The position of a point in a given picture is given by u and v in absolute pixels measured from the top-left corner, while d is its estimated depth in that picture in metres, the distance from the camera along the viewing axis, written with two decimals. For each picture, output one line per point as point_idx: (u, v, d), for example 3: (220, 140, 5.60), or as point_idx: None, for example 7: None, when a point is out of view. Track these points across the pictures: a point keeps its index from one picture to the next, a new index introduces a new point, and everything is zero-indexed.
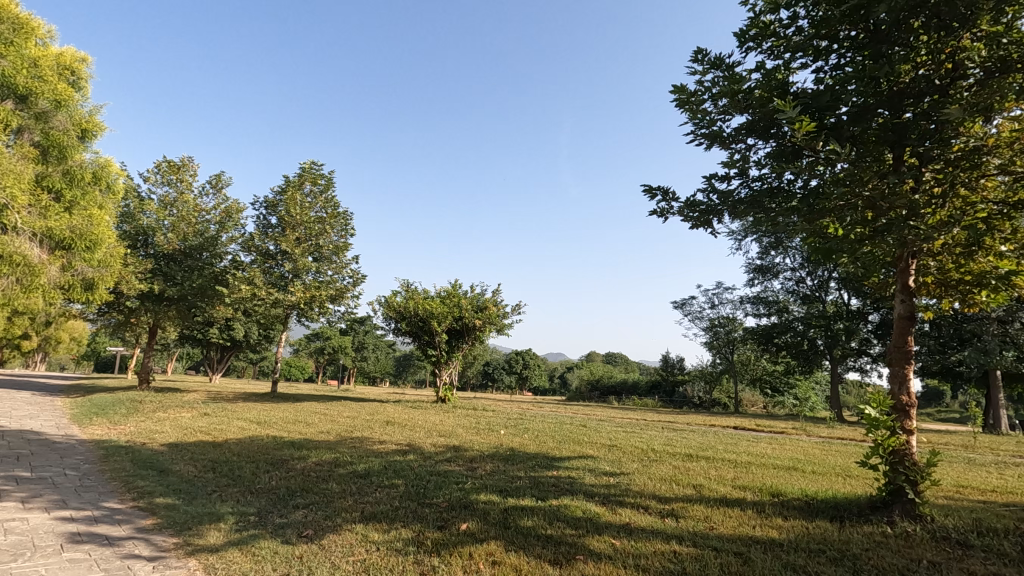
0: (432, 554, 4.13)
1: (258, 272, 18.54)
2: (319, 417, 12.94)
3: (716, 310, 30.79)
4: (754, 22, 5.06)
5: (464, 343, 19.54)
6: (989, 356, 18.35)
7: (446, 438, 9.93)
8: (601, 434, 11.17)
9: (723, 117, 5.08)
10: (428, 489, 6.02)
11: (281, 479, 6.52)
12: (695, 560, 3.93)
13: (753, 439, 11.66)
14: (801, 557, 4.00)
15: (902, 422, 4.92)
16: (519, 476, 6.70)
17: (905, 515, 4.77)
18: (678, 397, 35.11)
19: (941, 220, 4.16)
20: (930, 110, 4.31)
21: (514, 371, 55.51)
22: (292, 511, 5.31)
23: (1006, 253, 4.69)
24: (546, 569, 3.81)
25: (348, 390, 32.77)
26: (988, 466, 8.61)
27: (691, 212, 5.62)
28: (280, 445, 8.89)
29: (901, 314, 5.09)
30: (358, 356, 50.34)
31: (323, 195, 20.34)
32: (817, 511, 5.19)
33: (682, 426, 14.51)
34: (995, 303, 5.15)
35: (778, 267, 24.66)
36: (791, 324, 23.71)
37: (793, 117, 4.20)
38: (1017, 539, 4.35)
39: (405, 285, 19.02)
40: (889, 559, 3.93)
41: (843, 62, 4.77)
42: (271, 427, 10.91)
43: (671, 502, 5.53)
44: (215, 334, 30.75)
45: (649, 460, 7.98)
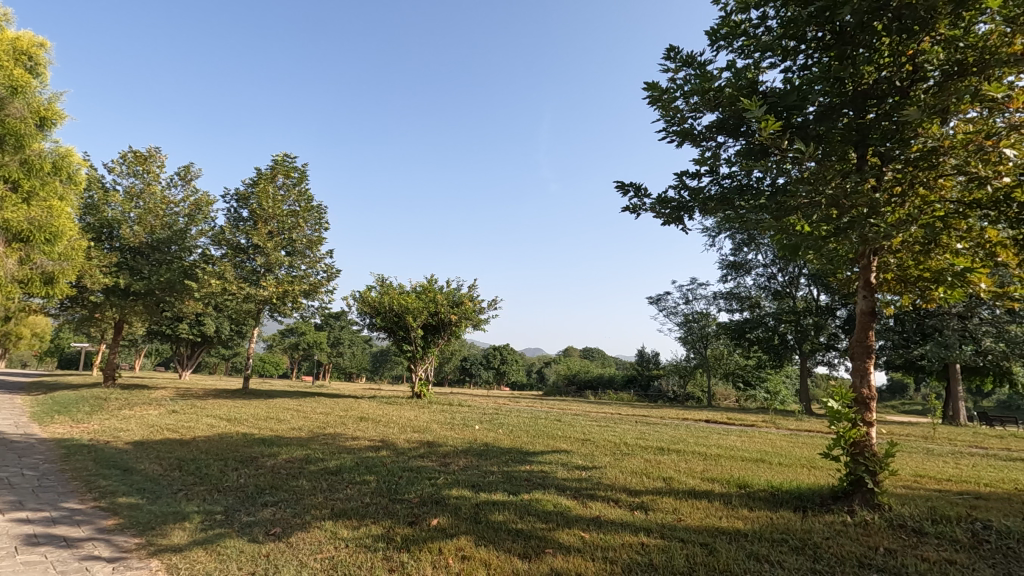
0: (401, 550, 4.12)
1: (228, 266, 18.18)
2: (292, 414, 12.78)
3: (690, 305, 31.30)
4: (725, 21, 5.12)
5: (440, 338, 19.52)
6: (949, 349, 18.77)
7: (420, 434, 9.90)
8: (575, 429, 11.23)
9: (694, 114, 5.14)
10: (400, 486, 5.99)
11: (250, 477, 6.41)
12: (662, 552, 3.99)
13: (724, 432, 11.87)
14: (764, 547, 4.10)
15: (862, 414, 5.06)
16: (492, 471, 6.72)
17: (865, 504, 4.93)
18: (654, 391, 35.52)
19: (900, 219, 4.28)
20: (891, 111, 4.42)
21: (492, 366, 55.81)
22: (260, 509, 5.22)
23: (962, 251, 4.84)
24: (515, 563, 3.83)
25: (327, 390, 25.29)
26: (945, 456, 8.93)
27: (663, 209, 5.69)
28: (250, 443, 8.73)
29: (863, 309, 5.22)
30: (333, 352, 49.83)
31: (297, 187, 20.00)
32: (781, 502, 5.32)
33: (656, 421, 14.71)
34: (951, 299, 5.35)
35: (750, 264, 25.11)
36: (762, 320, 24.19)
37: (759, 116, 4.27)
38: (968, 526, 4.52)
39: (380, 280, 18.88)
40: (848, 547, 4.06)
41: (810, 63, 4.87)
42: (242, 425, 10.72)
43: (641, 495, 5.61)
44: (185, 329, 30.02)
45: (621, 454, 8.07)
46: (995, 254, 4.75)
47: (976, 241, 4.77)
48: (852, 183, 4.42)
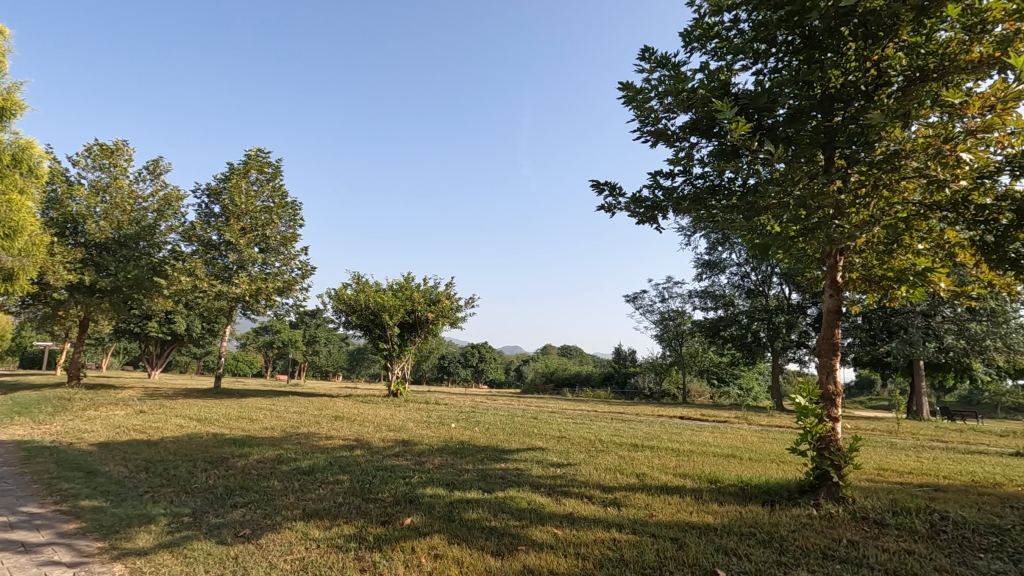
0: (373, 550, 4.08)
1: (199, 263, 17.84)
2: (265, 413, 12.57)
3: (666, 304, 31.68)
4: (698, 23, 5.19)
5: (417, 336, 19.42)
6: (913, 346, 19.40)
7: (396, 432, 9.83)
8: (551, 426, 11.27)
9: (668, 115, 5.20)
10: (374, 485, 5.94)
11: (220, 478, 6.30)
12: (633, 547, 4.05)
13: (696, 428, 12.09)
14: (732, 540, 4.18)
15: (828, 410, 5.19)
16: (467, 469, 6.73)
17: (830, 497, 5.06)
18: (630, 387, 35.87)
19: (864, 220, 4.40)
20: (857, 114, 4.52)
21: (470, 364, 55.80)
22: (230, 510, 5.13)
23: (923, 252, 5.01)
24: (487, 560, 3.83)
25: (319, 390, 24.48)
26: (908, 450, 9.23)
27: (637, 208, 5.74)
28: (221, 443, 8.57)
29: (830, 308, 5.36)
30: (309, 350, 49.19)
31: (270, 183, 19.66)
32: (750, 496, 5.43)
33: (631, 418, 14.85)
34: (913, 298, 5.53)
35: (725, 263, 25.51)
36: (736, 317, 24.63)
37: (730, 118, 4.36)
38: (927, 517, 4.68)
39: (356, 277, 18.68)
40: (813, 539, 4.16)
41: (780, 66, 4.95)
42: (212, 425, 10.51)
43: (615, 491, 5.68)
44: (154, 328, 29.29)
45: (596, 451, 8.14)
46: (954, 254, 4.93)
47: (936, 241, 4.93)
48: (820, 184, 4.53)
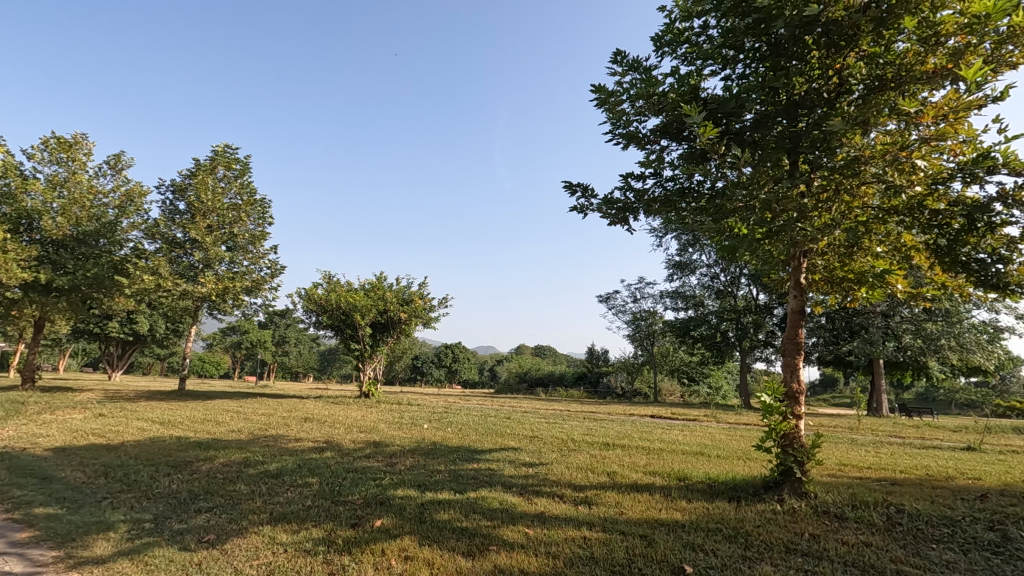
0: (342, 553, 4.03)
1: (163, 262, 17.39)
2: (232, 415, 12.26)
3: (638, 304, 32.06)
4: (669, 28, 5.28)
5: (390, 337, 19.24)
6: (874, 346, 20.09)
7: (367, 434, 9.73)
8: (524, 426, 11.30)
9: (639, 118, 5.27)
10: (344, 487, 5.86)
11: (183, 482, 6.12)
12: (603, 544, 4.10)
13: (666, 426, 12.29)
14: (699, 536, 4.27)
15: (792, 407, 5.34)
16: (439, 470, 6.70)
17: (793, 493, 5.21)
18: (602, 386, 36.17)
19: (825, 223, 4.54)
20: (820, 121, 4.66)
21: (444, 364, 55.53)
22: (193, 516, 5.00)
23: (882, 254, 5.21)
24: (458, 561, 3.82)
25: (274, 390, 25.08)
26: (867, 445, 9.58)
27: (609, 210, 5.80)
28: (185, 447, 8.34)
29: (794, 308, 5.51)
30: (278, 350, 48.20)
31: (238, 180, 19.26)
32: (717, 493, 5.55)
33: (603, 417, 15.01)
34: (872, 299, 5.73)
35: (695, 264, 25.93)
36: (706, 317, 25.10)
37: (698, 122, 4.46)
38: (884, 510, 4.85)
39: (327, 277, 18.39)
40: (777, 534, 4.28)
41: (747, 72, 5.07)
42: (176, 428, 10.22)
43: (585, 489, 5.73)
44: (115, 328, 28.30)
45: (568, 450, 8.21)
46: (910, 257, 5.12)
47: (893, 244, 5.13)
48: (784, 188, 4.66)
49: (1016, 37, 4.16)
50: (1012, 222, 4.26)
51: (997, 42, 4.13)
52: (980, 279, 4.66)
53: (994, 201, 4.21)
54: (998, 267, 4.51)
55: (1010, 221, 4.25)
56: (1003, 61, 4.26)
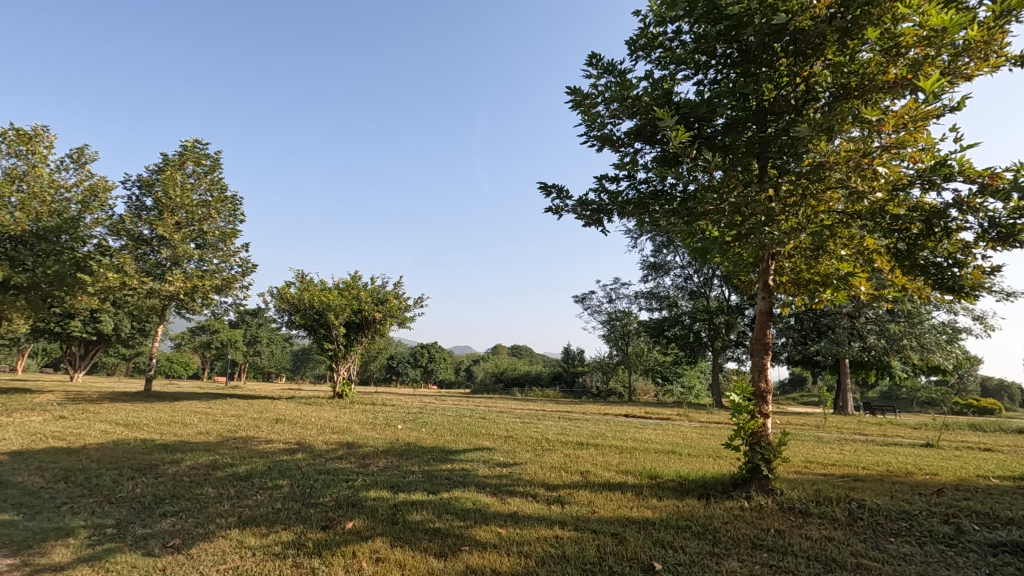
0: (312, 555, 3.99)
1: (128, 259, 16.96)
2: (200, 417, 11.98)
3: (614, 304, 32.40)
4: (643, 32, 5.35)
5: (364, 336, 19.06)
6: (840, 346, 20.69)
7: (340, 434, 9.63)
8: (499, 426, 11.32)
9: (614, 120, 5.32)
10: (315, 489, 5.79)
11: (148, 486, 5.97)
12: (575, 543, 4.13)
13: (640, 425, 12.44)
14: (669, 534, 4.34)
15: (759, 406, 5.46)
16: (413, 471, 6.66)
17: (760, 490, 5.33)
18: (578, 386, 36.38)
19: (792, 226, 4.65)
20: (788, 127, 4.77)
21: (419, 364, 55.22)
22: (158, 520, 4.88)
23: (846, 257, 5.38)
24: (430, 563, 3.81)
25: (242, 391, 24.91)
26: (832, 443, 9.87)
27: (584, 211, 5.83)
28: (150, 449, 8.12)
29: (762, 309, 5.64)
30: (250, 350, 47.24)
31: (208, 176, 18.93)
32: (687, 491, 5.64)
33: (577, 416, 15.15)
34: (836, 301, 5.90)
35: (669, 265, 26.25)
36: (679, 318, 25.48)
37: (670, 126, 4.53)
38: (846, 506, 5.01)
39: (300, 276, 18.12)
40: (744, 530, 4.37)
41: (719, 78, 5.16)
42: (142, 430, 9.95)
43: (558, 489, 5.77)
44: (77, 327, 27.35)
45: (542, 450, 8.23)
46: (873, 260, 5.28)
47: (857, 247, 5.28)
48: (753, 192, 4.76)
49: (972, 50, 4.33)
50: (967, 227, 4.43)
51: (953, 54, 4.29)
52: (937, 282, 4.84)
53: (951, 207, 4.37)
54: (954, 270, 4.70)
55: (965, 227, 4.41)
56: (958, 73, 4.43)
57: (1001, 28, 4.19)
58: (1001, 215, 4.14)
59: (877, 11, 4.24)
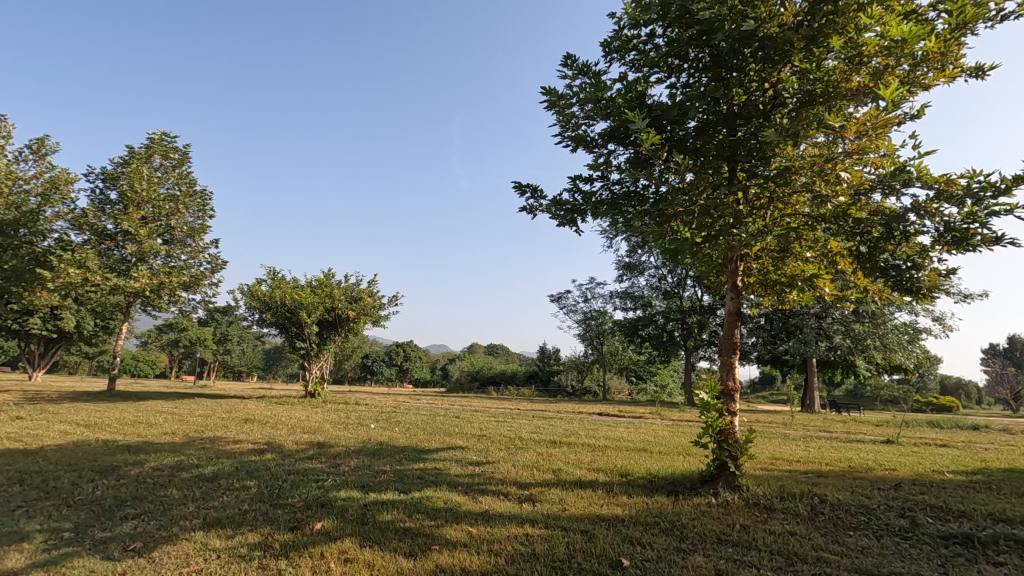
0: (279, 557, 3.93)
1: (91, 254, 16.38)
2: (166, 417, 11.67)
3: (589, 304, 32.63)
4: (618, 35, 5.40)
5: (337, 335, 18.87)
6: (807, 346, 21.23)
7: (312, 434, 9.49)
8: (472, 425, 11.31)
9: (588, 122, 5.37)
10: (284, 490, 5.70)
11: (109, 489, 5.79)
12: (544, 541, 4.15)
13: (613, 424, 12.53)
14: (637, 530, 4.40)
15: (727, 404, 5.58)
16: (385, 470, 6.61)
17: (727, 487, 5.44)
18: (553, 385, 36.52)
19: (759, 228, 4.75)
20: (756, 131, 4.86)
21: (395, 363, 54.83)
22: (118, 523, 4.74)
23: (811, 259, 5.52)
24: (399, 563, 3.78)
25: (210, 390, 24.39)
26: (797, 440, 10.14)
27: (558, 211, 5.86)
28: (111, 451, 7.88)
29: (731, 310, 5.76)
30: (219, 349, 46.14)
31: (176, 170, 18.52)
32: (657, 488, 5.73)
33: (551, 415, 15.21)
34: (802, 302, 6.05)
35: (644, 265, 26.51)
36: (653, 317, 25.82)
37: (641, 128, 4.59)
38: (809, 501, 5.15)
39: (272, 273, 17.81)
40: (710, 526, 4.46)
41: (690, 81, 5.23)
42: (103, 431, 9.64)
43: (530, 487, 5.80)
44: (37, 325, 26.31)
45: (515, 449, 8.25)
46: (836, 262, 5.43)
47: (822, 250, 5.41)
48: (722, 195, 4.85)
49: (929, 62, 4.50)
50: (924, 231, 4.58)
51: (913, 65, 4.44)
52: (896, 283, 5.02)
53: (910, 212, 4.50)
54: (913, 272, 4.86)
55: (923, 231, 4.56)
56: (917, 82, 4.59)
57: (956, 40, 4.36)
58: (956, 220, 4.30)
59: (842, 20, 4.36)
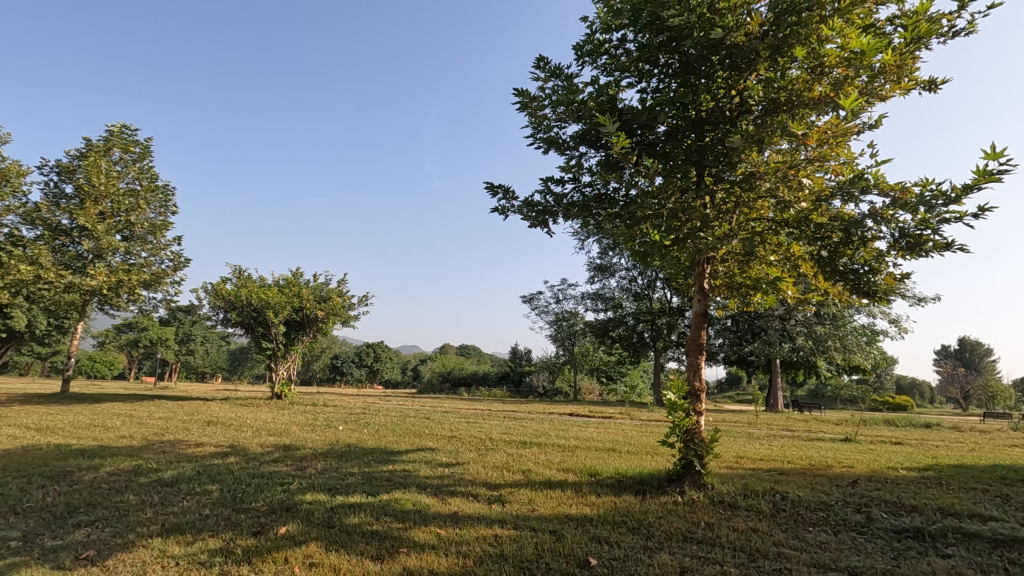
0: (241, 563, 3.84)
1: (44, 251, 15.68)
2: (124, 420, 11.26)
3: (561, 305, 32.83)
4: (589, 39, 5.45)
5: (305, 335, 18.51)
6: (772, 347, 21.77)
7: (278, 437, 9.29)
8: (443, 426, 11.23)
9: (560, 124, 5.40)
10: (248, 494, 5.57)
11: (61, 495, 5.55)
12: (513, 542, 4.15)
13: (583, 424, 12.63)
14: (605, 529, 4.45)
15: (694, 404, 5.68)
16: (353, 473, 6.51)
17: (693, 485, 5.53)
18: (525, 386, 36.59)
19: (725, 232, 4.84)
20: (723, 138, 4.97)
21: (365, 364, 54.12)
22: (70, 531, 4.55)
23: (775, 262, 5.67)
24: (366, 566, 3.73)
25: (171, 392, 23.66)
26: (762, 439, 10.39)
27: (530, 211, 5.88)
28: (64, 455, 7.57)
29: (697, 311, 5.87)
30: (182, 350, 44.69)
31: (136, 164, 17.93)
32: (625, 487, 5.80)
33: (523, 415, 15.22)
34: (766, 304, 6.21)
35: (615, 267, 26.79)
36: (624, 319, 26.12)
37: (611, 132, 4.64)
38: (771, 498, 5.29)
39: (238, 271, 17.38)
40: (677, 524, 4.55)
41: (660, 86, 5.31)
42: (55, 434, 9.24)
43: (500, 488, 5.80)
44: None
45: (485, 450, 8.23)
46: (798, 265, 5.58)
47: (785, 254, 5.55)
48: (690, 199, 4.94)
49: (887, 74, 4.67)
50: (880, 237, 4.75)
51: (871, 76, 4.60)
52: (855, 286, 5.20)
53: (867, 218, 4.67)
54: (870, 276, 5.03)
55: (879, 236, 4.73)
56: (875, 93, 4.76)
57: (911, 54, 4.54)
58: (910, 226, 4.48)
59: (805, 31, 4.50)
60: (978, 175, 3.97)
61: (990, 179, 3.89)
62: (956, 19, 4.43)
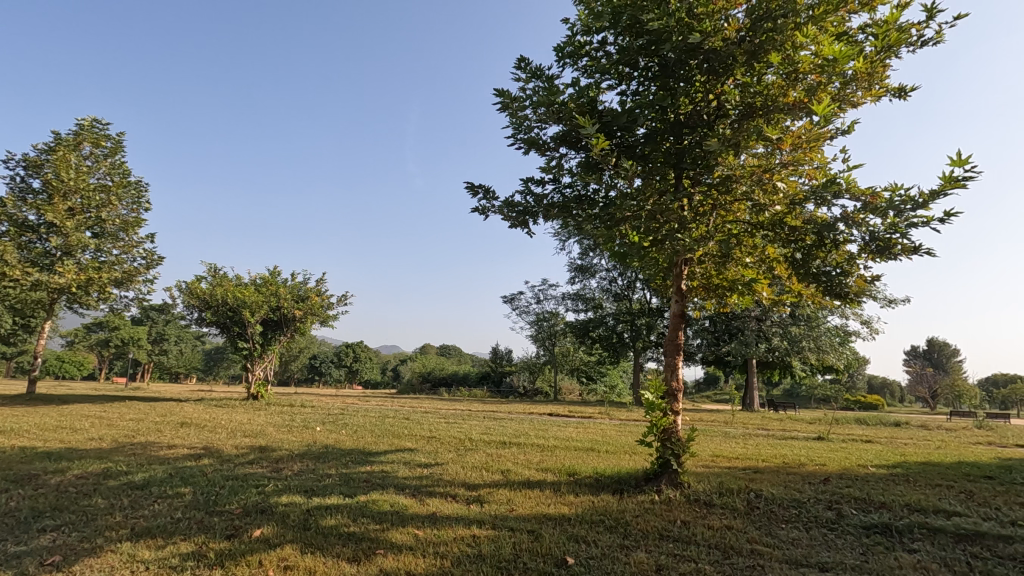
0: (213, 567, 3.76)
1: (9, 247, 15.17)
2: (92, 421, 10.95)
3: (541, 305, 32.91)
4: (570, 40, 5.48)
5: (282, 335, 18.23)
6: (748, 347, 22.12)
7: (253, 438, 9.13)
8: (422, 426, 11.17)
9: (541, 125, 5.41)
10: (221, 496, 5.47)
11: (24, 499, 5.37)
12: (491, 542, 4.15)
13: (563, 425, 12.66)
14: (582, 528, 4.47)
15: (671, 404, 5.74)
16: (330, 474, 6.43)
17: (670, 484, 5.59)
18: (506, 386, 36.58)
19: (702, 234, 4.90)
20: (700, 141, 5.03)
21: (344, 364, 53.57)
22: (35, 536, 4.41)
23: (750, 265, 5.76)
24: (342, 568, 3.70)
25: None
26: (738, 438, 10.55)
27: (510, 212, 5.88)
28: (29, 458, 7.32)
29: (675, 312, 5.94)
30: (155, 349, 43.63)
31: (107, 159, 17.49)
32: (603, 486, 5.84)
33: (502, 415, 15.23)
34: (742, 305, 6.31)
35: (595, 268, 26.99)
36: (604, 319, 26.31)
37: (590, 133, 4.67)
38: (746, 496, 5.37)
39: (213, 270, 17.06)
40: (653, 522, 4.59)
41: (640, 89, 5.37)
42: (18, 437, 8.93)
43: (478, 488, 5.79)
44: None
45: (464, 450, 8.20)
46: (773, 267, 5.69)
47: (760, 256, 5.65)
48: (667, 200, 4.99)
49: (858, 81, 4.78)
50: (851, 240, 4.85)
51: (843, 83, 4.71)
52: (827, 288, 5.31)
53: (839, 221, 4.77)
54: (842, 278, 5.14)
55: (850, 239, 4.83)
56: (847, 99, 4.87)
57: (881, 62, 4.66)
58: (880, 230, 4.58)
59: (780, 37, 4.58)
60: (944, 181, 4.08)
61: (956, 184, 4.01)
62: (924, 29, 4.55)
